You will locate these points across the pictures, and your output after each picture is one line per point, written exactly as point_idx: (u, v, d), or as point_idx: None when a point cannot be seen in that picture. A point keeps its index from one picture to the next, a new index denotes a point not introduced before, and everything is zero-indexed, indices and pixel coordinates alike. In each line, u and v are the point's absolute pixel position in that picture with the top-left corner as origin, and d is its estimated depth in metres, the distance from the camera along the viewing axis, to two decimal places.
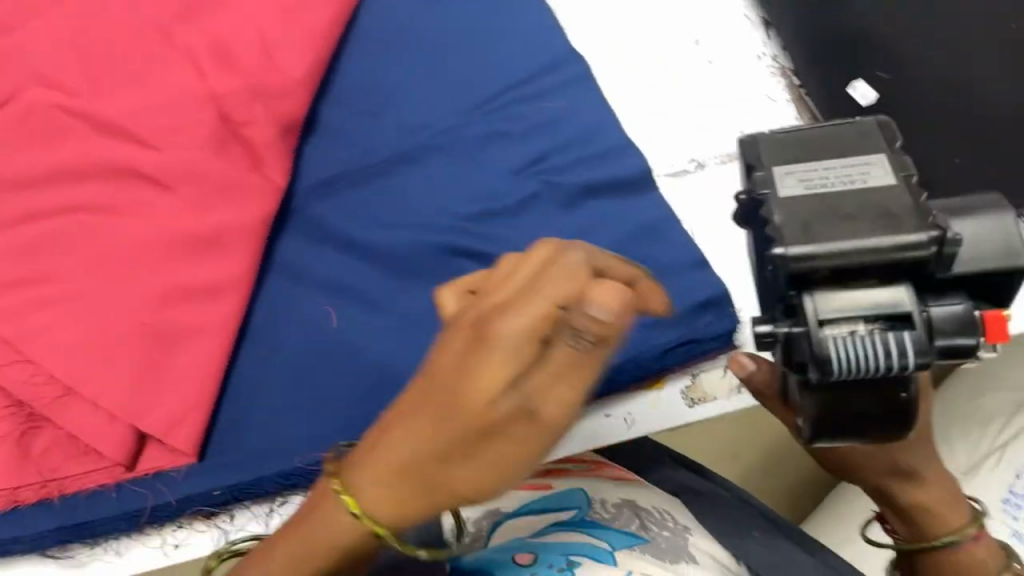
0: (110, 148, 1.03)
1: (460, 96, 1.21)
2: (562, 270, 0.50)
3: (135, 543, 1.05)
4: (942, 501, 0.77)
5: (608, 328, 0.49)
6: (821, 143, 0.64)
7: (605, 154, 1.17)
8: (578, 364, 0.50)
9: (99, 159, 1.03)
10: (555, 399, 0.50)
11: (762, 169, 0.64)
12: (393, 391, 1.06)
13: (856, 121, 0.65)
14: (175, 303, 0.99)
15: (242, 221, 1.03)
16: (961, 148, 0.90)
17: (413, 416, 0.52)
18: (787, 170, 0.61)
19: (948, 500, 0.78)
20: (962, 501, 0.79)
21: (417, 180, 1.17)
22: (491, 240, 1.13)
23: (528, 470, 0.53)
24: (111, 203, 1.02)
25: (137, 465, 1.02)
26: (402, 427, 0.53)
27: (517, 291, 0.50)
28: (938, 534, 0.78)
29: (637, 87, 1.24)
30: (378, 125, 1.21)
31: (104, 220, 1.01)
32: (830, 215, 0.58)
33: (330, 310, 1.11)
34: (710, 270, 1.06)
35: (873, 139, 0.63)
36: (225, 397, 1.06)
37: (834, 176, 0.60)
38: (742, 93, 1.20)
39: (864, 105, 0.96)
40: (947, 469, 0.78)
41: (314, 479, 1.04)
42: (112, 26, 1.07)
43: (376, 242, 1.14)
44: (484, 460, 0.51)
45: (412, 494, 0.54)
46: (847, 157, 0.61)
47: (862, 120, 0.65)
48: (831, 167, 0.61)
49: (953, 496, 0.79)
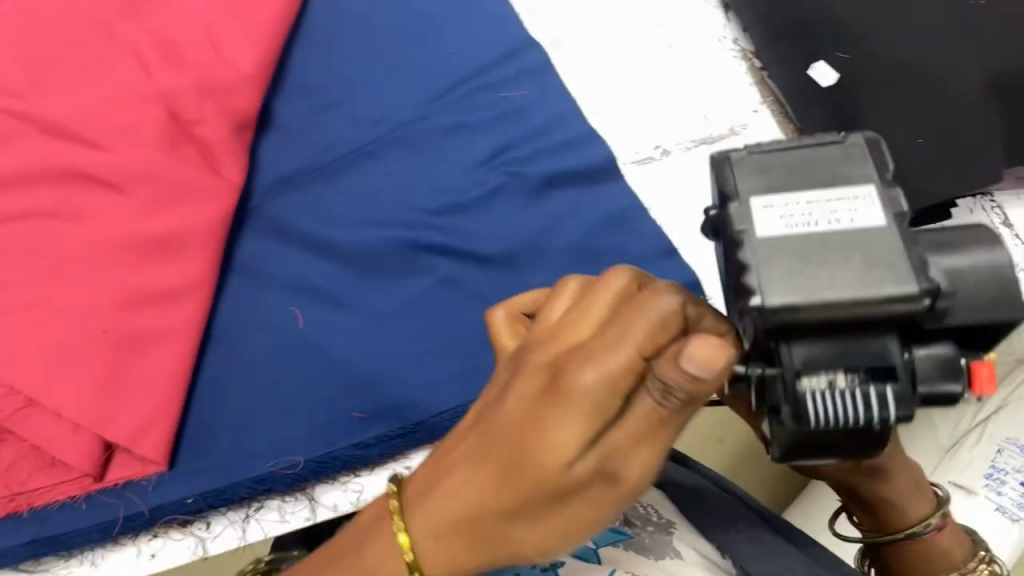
0: (56, 149, 0.96)
1: (416, 91, 1.22)
2: (650, 312, 0.45)
3: (110, 553, 1.00)
4: (907, 493, 0.77)
5: (702, 388, 0.43)
6: (800, 168, 0.49)
7: (568, 143, 1.17)
8: (663, 421, 0.45)
9: (44, 160, 0.95)
10: (636, 459, 0.45)
11: (734, 200, 0.49)
12: (368, 391, 1.04)
13: (843, 140, 0.51)
14: (137, 307, 0.92)
15: (202, 221, 0.99)
16: (925, 128, 0.90)
17: (476, 467, 0.48)
18: (764, 206, 0.47)
19: (913, 491, 0.78)
20: (926, 490, 0.80)
21: (377, 175, 1.17)
22: (455, 233, 1.12)
23: (597, 525, 0.49)
24: (58, 208, 0.94)
25: (107, 475, 0.98)
26: (462, 479, 0.48)
27: (604, 332, 0.45)
28: (904, 525, 0.78)
29: (597, 74, 1.23)
30: (333, 120, 1.21)
31: (52, 225, 0.93)
32: (807, 258, 0.44)
33: (296, 311, 1.09)
34: (679, 257, 1.07)
35: (864, 167, 0.48)
36: (193, 401, 1.03)
37: (814, 215, 0.46)
38: (704, 76, 1.20)
39: (824, 86, 0.96)
40: (912, 461, 0.78)
41: (290, 482, 1.01)
42: (50, 25, 1.02)
43: (342, 239, 1.13)
44: (548, 516, 0.47)
45: (464, 546, 0.50)
46: (828, 189, 0.47)
47: (851, 142, 0.50)
48: (810, 199, 0.46)
49: (917, 487, 0.79)
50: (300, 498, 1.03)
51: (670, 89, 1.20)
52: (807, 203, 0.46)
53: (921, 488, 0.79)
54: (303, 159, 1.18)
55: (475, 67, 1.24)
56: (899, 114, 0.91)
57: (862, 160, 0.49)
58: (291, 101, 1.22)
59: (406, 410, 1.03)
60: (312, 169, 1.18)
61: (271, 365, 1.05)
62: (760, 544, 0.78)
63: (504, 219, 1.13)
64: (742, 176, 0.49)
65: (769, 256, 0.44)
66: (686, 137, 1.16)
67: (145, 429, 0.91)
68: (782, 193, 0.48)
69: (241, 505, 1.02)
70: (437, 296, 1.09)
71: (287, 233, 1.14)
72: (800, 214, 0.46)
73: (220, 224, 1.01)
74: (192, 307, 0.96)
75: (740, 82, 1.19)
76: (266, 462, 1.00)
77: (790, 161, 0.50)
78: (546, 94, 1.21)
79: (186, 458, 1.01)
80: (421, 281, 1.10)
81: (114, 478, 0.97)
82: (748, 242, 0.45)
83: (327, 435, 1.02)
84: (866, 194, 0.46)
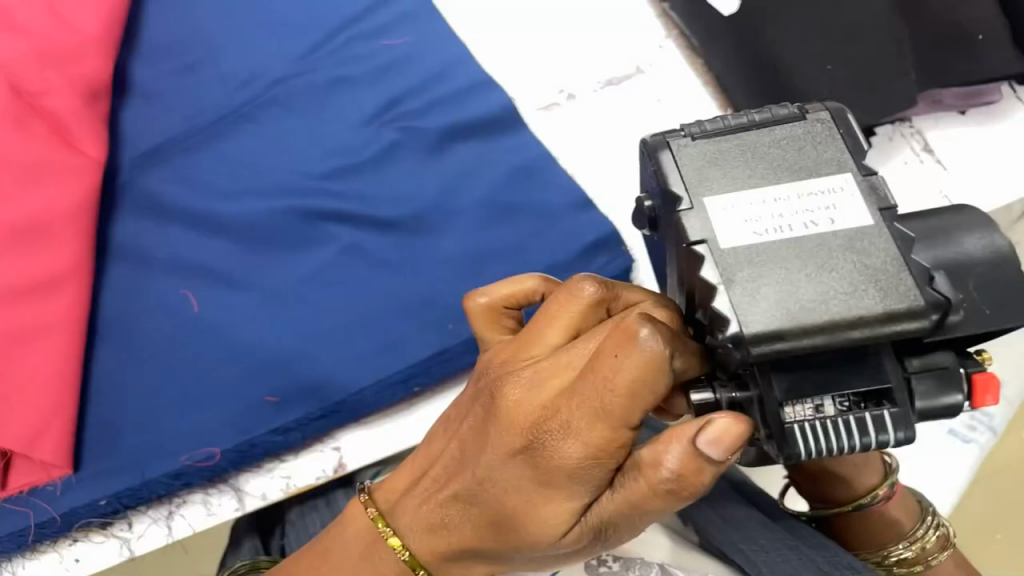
0: None
1: (292, 44, 1.16)
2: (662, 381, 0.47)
3: (31, 559, 0.99)
4: (854, 469, 0.78)
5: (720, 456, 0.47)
6: (772, 160, 0.52)
7: (461, 92, 1.10)
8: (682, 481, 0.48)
9: None
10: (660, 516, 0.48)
11: (711, 200, 0.51)
12: (277, 373, 0.99)
13: (806, 120, 0.53)
14: (12, 303, 0.93)
15: (57, 204, 0.98)
16: (831, 54, 0.88)
17: None
18: (724, 207, 0.50)
19: (861, 465, 0.78)
20: (875, 460, 0.80)
21: (254, 139, 1.11)
22: (347, 195, 1.06)
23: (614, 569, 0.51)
24: None
25: (9, 484, 0.95)
26: None
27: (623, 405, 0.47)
28: (854, 496, 0.80)
29: (497, 17, 1.17)
30: (201, 81, 1.16)
31: None
32: (800, 276, 0.47)
33: (187, 293, 1.04)
34: (595, 209, 1.02)
35: (832, 153, 0.51)
36: (88, 398, 1.00)
37: (783, 217, 0.49)
38: (612, 8, 1.14)
39: (727, 15, 0.93)
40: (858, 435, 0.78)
41: (206, 476, 0.97)
42: None
43: (228, 214, 1.07)
44: None
45: None
46: (807, 184, 0.50)
47: (814, 122, 0.53)
48: (789, 204, 0.49)
49: (867, 461, 0.79)
50: (224, 490, 1.00)
51: (573, 28, 1.14)
52: (784, 207, 0.49)
53: (870, 458, 0.79)
54: (175, 127, 1.14)
55: (350, 15, 1.17)
56: (798, 36, 0.89)
57: (828, 142, 0.52)
58: (150, 64, 1.18)
59: (321, 391, 0.98)
60: (183, 136, 1.13)
61: (173, 355, 1.01)
62: (724, 520, 0.77)
63: (405, 180, 1.06)
64: (695, 171, 0.52)
65: (759, 277, 0.47)
66: (594, 78, 1.11)
67: (44, 429, 0.92)
68: (742, 190, 0.51)
69: (161, 502, 1.00)
70: (340, 266, 1.03)
71: (166, 211, 1.09)
72: (765, 216, 0.49)
73: (80, 208, 1.00)
74: (67, 297, 0.97)
75: (644, 13, 1.13)
76: (179, 456, 0.97)
77: (748, 149, 0.52)
78: (433, 41, 1.14)
79: (93, 458, 0.98)
80: (323, 254, 1.04)
81: (18, 486, 0.95)
82: (712, 249, 0.49)
83: (239, 424, 0.97)
84: (849, 188, 0.50)
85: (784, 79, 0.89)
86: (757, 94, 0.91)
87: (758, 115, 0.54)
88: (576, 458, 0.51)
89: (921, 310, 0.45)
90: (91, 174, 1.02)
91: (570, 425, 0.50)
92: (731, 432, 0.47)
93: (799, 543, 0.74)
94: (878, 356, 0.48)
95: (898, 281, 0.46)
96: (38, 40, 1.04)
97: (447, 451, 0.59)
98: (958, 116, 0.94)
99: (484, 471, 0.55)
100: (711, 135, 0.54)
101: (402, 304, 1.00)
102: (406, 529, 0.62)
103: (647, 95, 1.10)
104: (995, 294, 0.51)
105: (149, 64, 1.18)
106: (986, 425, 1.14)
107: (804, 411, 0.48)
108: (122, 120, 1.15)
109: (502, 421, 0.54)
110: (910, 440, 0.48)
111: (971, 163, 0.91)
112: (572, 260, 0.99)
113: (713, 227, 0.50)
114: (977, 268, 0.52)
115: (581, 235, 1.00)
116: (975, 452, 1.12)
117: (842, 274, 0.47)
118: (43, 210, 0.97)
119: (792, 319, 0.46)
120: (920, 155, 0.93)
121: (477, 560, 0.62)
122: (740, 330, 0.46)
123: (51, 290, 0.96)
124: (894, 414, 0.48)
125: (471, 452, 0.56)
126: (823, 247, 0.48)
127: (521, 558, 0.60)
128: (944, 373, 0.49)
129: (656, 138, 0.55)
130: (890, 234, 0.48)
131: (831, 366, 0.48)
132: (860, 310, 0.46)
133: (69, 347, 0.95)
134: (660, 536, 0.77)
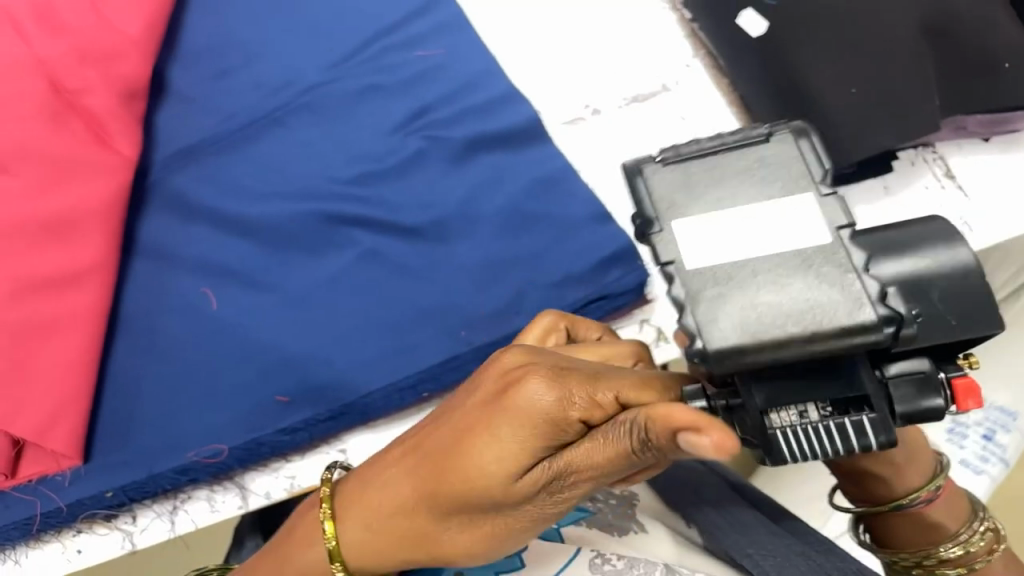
0: None
1: (325, 52, 1.18)
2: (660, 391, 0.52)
3: (34, 550, 1.00)
4: (903, 465, 0.72)
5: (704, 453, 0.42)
6: (736, 182, 0.52)
7: (490, 103, 1.11)
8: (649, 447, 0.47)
9: None
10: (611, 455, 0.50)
11: (673, 223, 0.51)
12: (289, 374, 0.99)
13: (768, 141, 0.53)
14: (32, 297, 0.94)
15: (90, 202, 1.00)
16: (857, 79, 0.88)
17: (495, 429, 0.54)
18: (690, 230, 0.51)
19: (905, 463, 0.72)
20: (923, 456, 0.74)
21: (282, 142, 1.13)
22: (371, 201, 1.07)
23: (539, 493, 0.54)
24: None
25: (18, 472, 0.96)
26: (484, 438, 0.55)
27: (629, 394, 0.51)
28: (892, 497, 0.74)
29: (528, 33, 1.18)
30: (235, 86, 1.18)
31: None
32: (757, 293, 0.47)
33: (207, 292, 1.05)
34: (612, 222, 1.02)
35: (793, 175, 0.52)
36: (103, 393, 1.00)
37: (745, 236, 0.49)
38: (643, 28, 1.14)
39: (757, 37, 0.94)
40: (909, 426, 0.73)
41: (213, 473, 0.98)
42: None
43: (254, 215, 1.08)
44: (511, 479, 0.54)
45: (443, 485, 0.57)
46: (766, 204, 0.50)
47: (778, 146, 0.53)
48: (749, 224, 0.50)
49: (914, 459, 0.73)
50: (229, 487, 1.00)
51: (604, 51, 1.15)
52: (745, 227, 0.50)
53: (916, 451, 0.73)
54: (207, 128, 1.16)
55: (385, 24, 1.19)
56: (827, 61, 0.89)
57: (789, 163, 0.52)
58: (187, 67, 1.21)
59: (332, 390, 0.98)
60: (214, 139, 1.15)
61: (188, 351, 1.01)
62: (729, 525, 0.77)
63: (428, 188, 1.07)
64: (666, 196, 0.53)
65: (720, 294, 0.48)
66: (619, 95, 1.11)
67: (54, 422, 0.93)
68: (708, 212, 0.51)
69: (167, 497, 1.00)
70: (359, 271, 1.03)
71: (193, 210, 1.11)
72: (728, 236, 0.50)
73: (113, 205, 1.01)
74: (89, 294, 0.98)
75: (674, 32, 1.13)
76: (186, 452, 0.97)
77: (714, 172, 0.53)
78: (462, 51, 1.16)
79: (101, 451, 0.98)
80: (342, 258, 1.04)
81: (27, 475, 0.96)
82: (679, 270, 0.49)
83: (246, 423, 0.97)
84: (808, 207, 0.50)
85: (808, 105, 0.89)
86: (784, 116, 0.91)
87: (727, 138, 0.54)
88: (549, 402, 0.52)
89: (874, 325, 0.45)
90: (125, 171, 1.03)
91: (564, 380, 0.52)
92: (723, 443, 0.41)
93: (809, 549, 0.73)
94: (853, 365, 0.49)
95: (852, 297, 0.46)
96: (78, 40, 1.06)
97: (440, 408, 0.62)
98: (982, 143, 0.94)
99: (467, 409, 0.57)
100: (682, 160, 0.54)
101: (419, 311, 1.00)
102: (372, 481, 0.64)
103: (672, 112, 1.09)
104: (959, 303, 0.54)
105: (186, 66, 1.21)
106: (998, 456, 1.12)
107: (788, 417, 0.49)
108: (157, 120, 1.17)
109: (495, 368, 0.57)
110: (891, 444, 0.50)
111: (993, 187, 0.91)
112: (586, 272, 0.99)
113: (681, 247, 0.50)
114: (938, 283, 0.55)
115: (600, 248, 1.00)
116: (987, 484, 1.10)
117: (798, 289, 0.47)
118: (71, 205, 0.98)
119: (751, 336, 0.46)
120: (941, 181, 0.92)
121: (408, 516, 0.62)
122: (701, 348, 0.47)
123: (74, 286, 0.97)
124: (872, 420, 0.49)
125: (462, 395, 0.60)
126: (782, 264, 0.48)
127: (458, 534, 0.60)
128: (922, 379, 0.51)
129: (632, 163, 0.55)
130: (845, 251, 0.48)
131: (806, 377, 0.49)
132: (815, 326, 0.46)
133: (89, 344, 0.96)
134: (663, 539, 0.78)
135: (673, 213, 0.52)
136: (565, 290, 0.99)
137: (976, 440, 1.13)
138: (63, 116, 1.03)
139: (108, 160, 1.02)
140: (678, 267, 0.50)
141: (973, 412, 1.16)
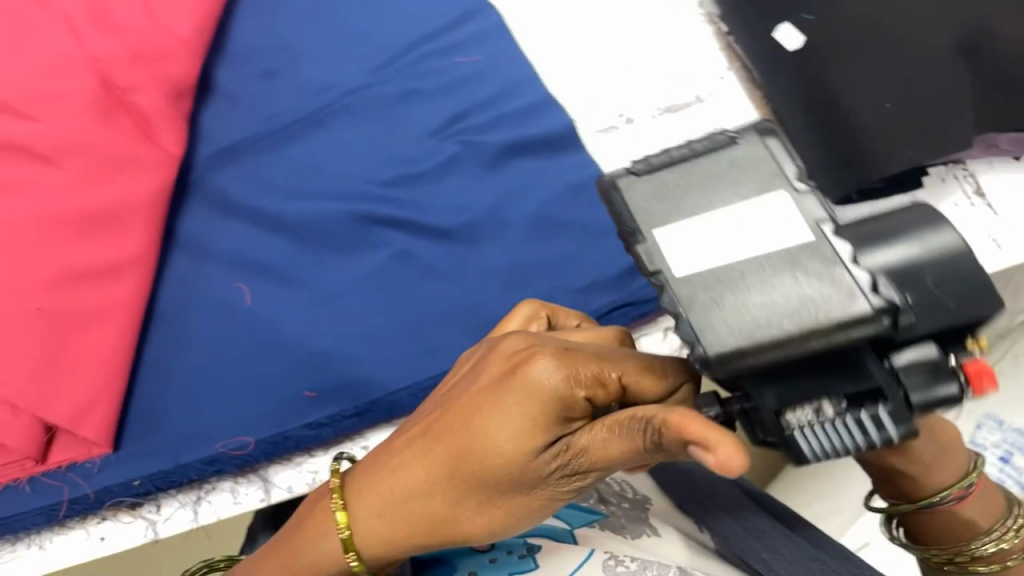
0: (7, 140, 1.01)
1: (367, 57, 1.20)
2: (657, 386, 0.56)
3: (57, 537, 0.99)
4: (929, 459, 0.68)
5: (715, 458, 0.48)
6: (712, 186, 0.54)
7: (527, 110, 1.12)
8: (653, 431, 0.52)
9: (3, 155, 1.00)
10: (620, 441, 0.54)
11: (656, 230, 0.53)
12: (316, 369, 1.00)
13: (738, 145, 0.55)
14: (73, 285, 0.96)
15: (134, 194, 1.02)
16: (891, 93, 0.89)
17: (508, 409, 0.57)
18: (673, 237, 0.52)
19: (932, 460, 0.68)
20: (954, 451, 0.69)
21: (322, 143, 1.15)
22: (405, 202, 1.08)
23: (549, 473, 0.58)
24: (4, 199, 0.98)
25: (48, 457, 0.97)
26: (496, 417, 0.58)
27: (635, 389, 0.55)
28: (921, 495, 0.69)
29: (566, 44, 1.20)
30: (277, 86, 1.21)
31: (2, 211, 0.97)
32: (750, 292, 0.48)
33: (242, 287, 1.07)
34: None
35: (767, 175, 0.53)
36: (136, 384, 1.02)
37: (731, 240, 0.51)
38: (679, 41, 1.15)
39: (791, 50, 0.97)
40: (933, 418, 0.68)
41: (241, 465, 0.97)
42: (15, 23, 1.09)
43: (290, 213, 1.10)
44: (522, 458, 0.57)
45: (456, 463, 0.60)
46: (745, 204, 0.52)
47: (750, 148, 0.55)
48: (732, 226, 0.51)
49: (943, 453, 0.68)
50: (253, 479, 0.98)
51: (640, 62, 1.16)
52: (729, 229, 0.51)
53: (948, 448, 0.69)
54: (249, 128, 1.18)
55: (426, 32, 1.21)
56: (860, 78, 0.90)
57: (761, 163, 0.54)
58: (232, 69, 1.24)
59: (357, 387, 0.98)
60: (255, 138, 1.17)
61: (221, 343, 1.03)
62: (746, 531, 0.78)
63: (462, 191, 1.08)
64: (644, 205, 0.54)
65: (714, 297, 0.49)
66: (653, 104, 1.11)
67: (90, 408, 0.93)
68: (689, 219, 0.53)
69: (191, 487, 0.99)
70: (391, 270, 1.04)
71: (233, 207, 1.13)
72: (714, 241, 0.51)
73: (156, 199, 1.04)
74: (129, 284, 0.99)
75: (710, 44, 1.13)
76: (215, 443, 0.97)
77: (688, 178, 0.55)
78: (500, 59, 1.18)
79: (132, 440, 0.99)
80: (376, 257, 1.06)
81: (57, 460, 0.97)
82: (669, 278, 0.51)
83: (274, 417, 0.98)
84: (788, 204, 0.51)
85: (843, 118, 0.90)
86: (818, 131, 0.91)
87: (695, 147, 0.56)
88: (559, 384, 0.55)
89: (871, 315, 0.46)
90: (169, 167, 1.06)
91: (574, 366, 0.56)
92: (737, 451, 0.47)
93: (823, 556, 0.73)
94: (860, 355, 0.49)
95: (843, 289, 0.47)
96: (130, 39, 1.09)
97: (447, 391, 0.65)
98: (1014, 162, 0.93)
99: (479, 389, 0.60)
100: (655, 169, 0.56)
101: (447, 312, 1.00)
102: (376, 464, 0.66)
103: (707, 123, 1.07)
104: (953, 285, 0.53)
105: (231, 67, 1.24)
106: (1016, 479, 1.13)
107: (805, 415, 0.50)
108: (202, 120, 1.20)
109: (503, 351, 0.60)
110: (911, 432, 0.51)
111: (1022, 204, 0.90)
112: (613, 278, 0.99)
113: (668, 256, 0.52)
114: (930, 266, 0.54)
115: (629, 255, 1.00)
116: None
117: (789, 286, 0.48)
118: (115, 195, 1.01)
119: (748, 337, 0.47)
120: (971, 199, 0.92)
121: (419, 500, 0.63)
122: (703, 353, 0.48)
123: (115, 276, 0.99)
124: (890, 412, 0.50)
125: (472, 375, 0.62)
126: (771, 265, 0.49)
127: (478, 516, 0.62)
128: (935, 365, 0.52)
129: (608, 177, 0.57)
130: (832, 246, 0.49)
131: (817, 373, 0.49)
132: (811, 321, 0.47)
133: (126, 334, 0.98)
134: (677, 543, 0.79)
135: (655, 220, 0.53)
136: (593, 295, 0.99)
137: (993, 462, 1.15)
138: (112, 111, 1.06)
139: (153, 155, 1.05)
140: (669, 274, 0.51)
141: (991, 432, 1.18)
